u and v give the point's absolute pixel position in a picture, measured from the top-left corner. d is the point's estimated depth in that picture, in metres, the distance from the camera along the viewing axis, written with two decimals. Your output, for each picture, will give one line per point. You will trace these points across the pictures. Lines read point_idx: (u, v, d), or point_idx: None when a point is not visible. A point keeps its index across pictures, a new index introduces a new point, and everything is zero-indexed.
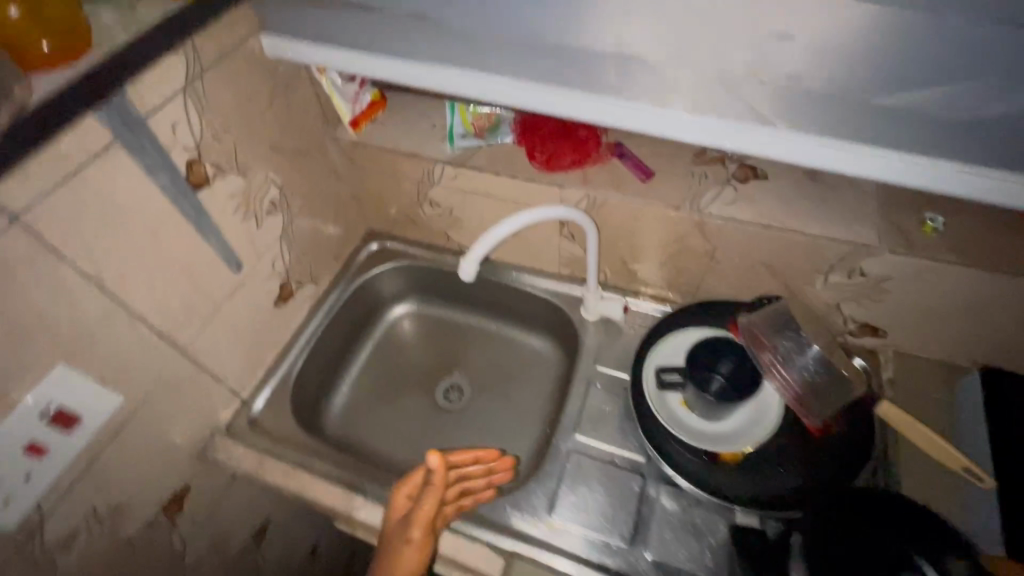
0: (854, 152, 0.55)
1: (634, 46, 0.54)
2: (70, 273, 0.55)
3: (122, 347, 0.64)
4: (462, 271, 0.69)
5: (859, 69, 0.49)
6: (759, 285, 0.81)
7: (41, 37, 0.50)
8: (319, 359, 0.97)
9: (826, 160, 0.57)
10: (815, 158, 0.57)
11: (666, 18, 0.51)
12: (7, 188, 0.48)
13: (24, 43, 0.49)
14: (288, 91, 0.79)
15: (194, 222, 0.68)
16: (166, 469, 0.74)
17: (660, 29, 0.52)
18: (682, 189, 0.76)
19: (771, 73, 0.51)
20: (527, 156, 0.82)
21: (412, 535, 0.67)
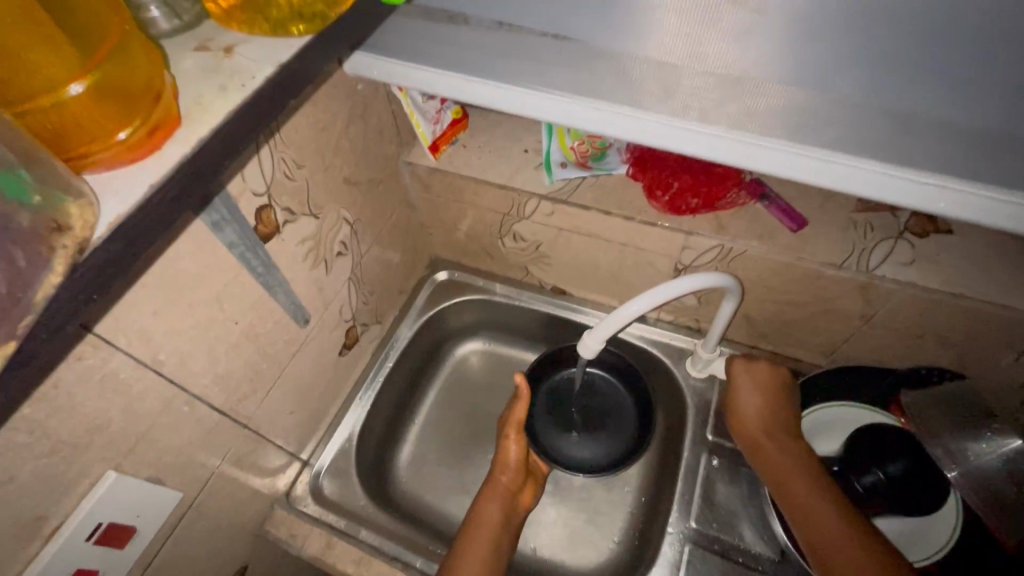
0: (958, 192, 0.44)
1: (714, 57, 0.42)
2: (126, 365, 0.44)
3: (181, 435, 0.53)
4: (581, 347, 0.61)
5: (973, 90, 0.38)
6: (922, 355, 0.67)
7: (107, 121, 0.25)
8: (384, 408, 0.86)
9: (919, 198, 0.46)
10: (903, 195, 0.46)
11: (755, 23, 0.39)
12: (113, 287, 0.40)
13: (83, 133, 0.25)
14: (364, 112, 0.66)
15: (261, 278, 0.57)
16: (223, 554, 0.65)
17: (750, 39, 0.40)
18: (843, 242, 0.62)
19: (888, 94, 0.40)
20: (645, 193, 0.69)
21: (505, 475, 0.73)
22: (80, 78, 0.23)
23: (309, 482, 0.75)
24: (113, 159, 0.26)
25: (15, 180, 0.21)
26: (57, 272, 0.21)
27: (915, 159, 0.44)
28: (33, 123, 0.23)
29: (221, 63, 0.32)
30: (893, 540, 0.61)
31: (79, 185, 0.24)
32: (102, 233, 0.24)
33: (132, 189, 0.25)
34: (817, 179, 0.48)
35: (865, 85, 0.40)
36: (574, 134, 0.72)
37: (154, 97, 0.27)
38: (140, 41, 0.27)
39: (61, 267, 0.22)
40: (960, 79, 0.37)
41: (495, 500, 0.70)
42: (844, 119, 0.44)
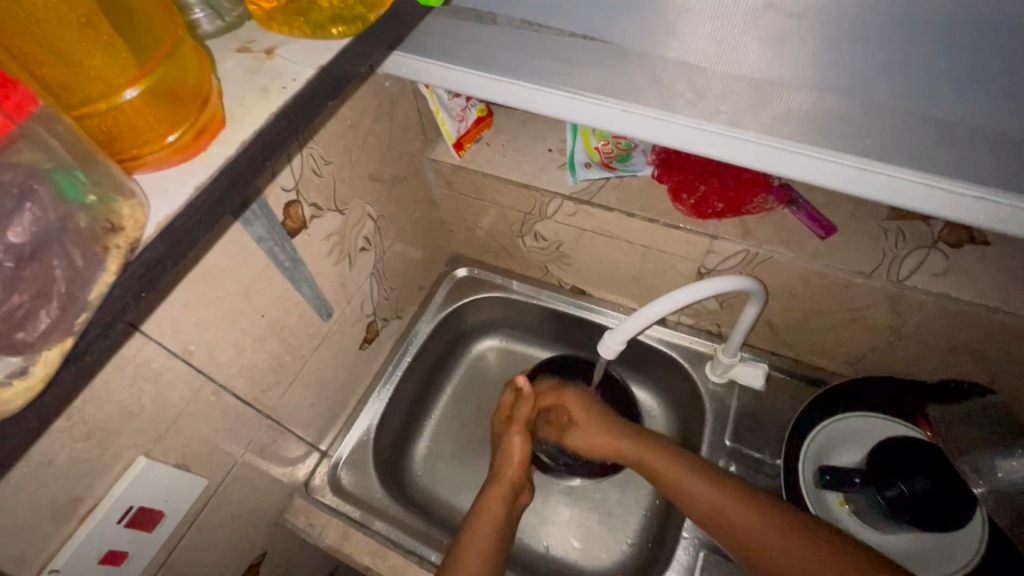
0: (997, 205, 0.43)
1: (743, 64, 0.42)
2: (159, 354, 0.46)
3: (209, 424, 0.54)
4: (603, 347, 0.61)
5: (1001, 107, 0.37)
6: (950, 368, 0.66)
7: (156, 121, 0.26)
8: (402, 402, 0.87)
9: (955, 210, 0.45)
10: (944, 207, 0.45)
11: (785, 33, 0.38)
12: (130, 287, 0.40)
13: (136, 132, 0.26)
14: (391, 109, 0.66)
15: (288, 272, 0.58)
16: (243, 541, 0.67)
17: (780, 47, 0.39)
18: (872, 250, 0.61)
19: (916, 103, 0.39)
20: (670, 196, 0.68)
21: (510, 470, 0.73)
22: (136, 82, 0.24)
23: (327, 473, 0.76)
24: (161, 159, 0.26)
25: (72, 180, 0.22)
26: (110, 271, 0.22)
27: (957, 169, 0.43)
28: (89, 124, 0.24)
29: (261, 63, 0.33)
30: (906, 556, 0.62)
31: (131, 185, 0.24)
32: (152, 232, 0.24)
33: (180, 191, 0.26)
34: (848, 187, 0.47)
35: (908, 92, 0.39)
36: (598, 135, 0.72)
37: (202, 99, 0.28)
38: (189, 46, 0.28)
39: (114, 266, 0.23)
40: (1011, 88, 0.35)
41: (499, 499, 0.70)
42: (881, 127, 0.42)
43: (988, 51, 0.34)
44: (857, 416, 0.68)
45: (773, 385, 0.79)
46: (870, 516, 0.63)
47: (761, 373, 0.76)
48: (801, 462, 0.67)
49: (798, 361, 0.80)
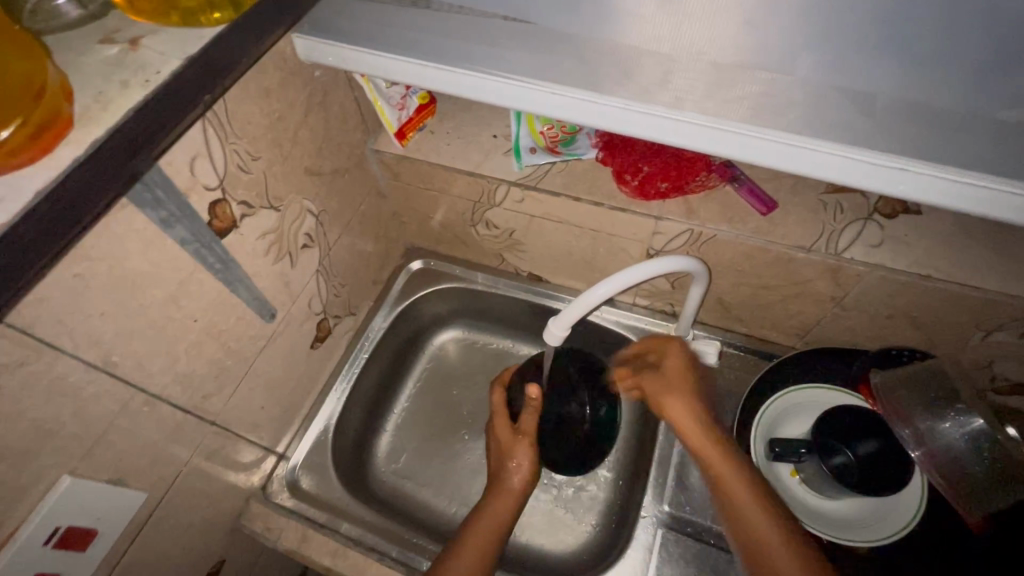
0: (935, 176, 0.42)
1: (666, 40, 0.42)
2: (75, 368, 0.43)
3: (143, 436, 0.52)
4: (547, 334, 0.60)
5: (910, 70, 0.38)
6: (892, 336, 0.68)
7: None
8: (362, 400, 0.86)
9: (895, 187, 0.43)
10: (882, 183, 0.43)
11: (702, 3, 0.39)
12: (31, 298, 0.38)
13: None
14: (325, 99, 0.64)
15: (220, 274, 0.55)
16: (197, 552, 0.65)
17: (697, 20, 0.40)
18: (811, 224, 0.61)
19: (830, 73, 0.40)
20: (615, 178, 0.68)
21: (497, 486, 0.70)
22: None
23: (285, 476, 0.75)
24: None
25: None
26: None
27: (877, 140, 0.42)
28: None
29: (126, 56, 0.34)
30: (858, 519, 0.62)
31: None
32: None
33: (8, 204, 0.27)
34: (778, 163, 0.45)
35: (821, 63, 0.39)
36: (543, 118, 0.68)
37: (36, 93, 0.28)
38: (12, 34, 0.28)
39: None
40: (905, 43, 0.36)
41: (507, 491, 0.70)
42: (804, 99, 0.42)
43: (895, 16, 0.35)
44: (811, 389, 0.69)
45: (726, 361, 0.80)
46: (818, 483, 0.64)
47: (714, 350, 0.78)
48: (754, 436, 0.67)
49: (751, 336, 0.81)
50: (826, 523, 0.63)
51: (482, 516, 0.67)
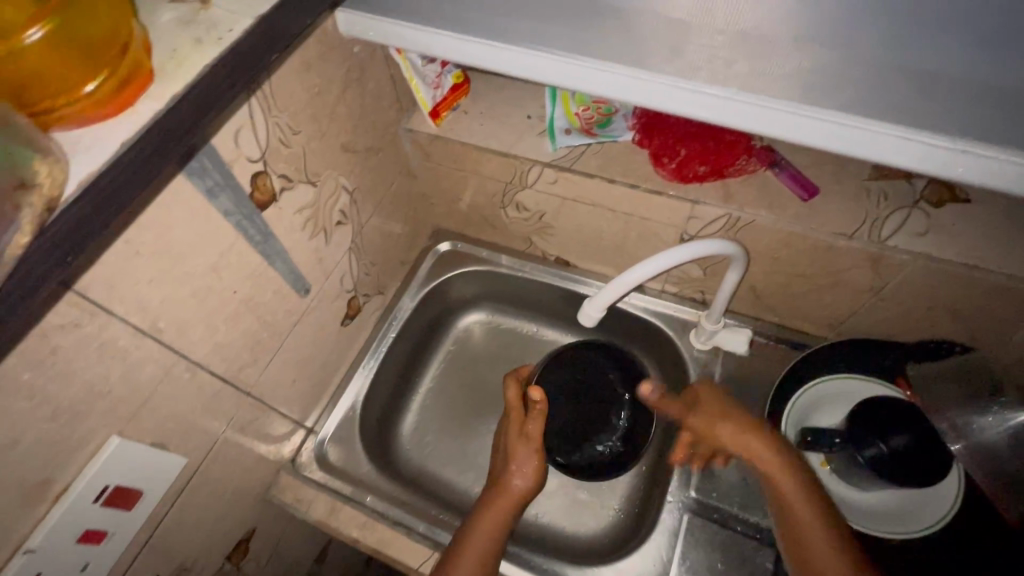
0: (987, 159, 0.41)
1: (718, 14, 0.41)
2: (124, 333, 0.44)
3: (185, 402, 0.53)
4: (583, 316, 0.61)
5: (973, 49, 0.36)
6: (932, 328, 0.66)
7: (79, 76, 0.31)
8: (389, 378, 0.87)
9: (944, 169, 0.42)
10: (930, 165, 0.42)
11: None
12: (86, 261, 0.39)
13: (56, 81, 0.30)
14: (362, 75, 0.64)
15: (260, 247, 0.56)
16: (231, 519, 0.67)
17: None
18: (854, 211, 0.60)
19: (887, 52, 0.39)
20: (651, 161, 0.67)
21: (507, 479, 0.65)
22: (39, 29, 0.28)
23: (314, 450, 0.76)
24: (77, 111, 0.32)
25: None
26: (22, 233, 0.27)
27: (934, 122, 0.41)
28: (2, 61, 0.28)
29: (198, 14, 0.39)
30: (887, 511, 0.62)
31: (44, 142, 0.30)
32: None
33: (98, 151, 0.33)
34: (827, 144, 0.44)
35: (881, 40, 0.38)
36: (577, 100, 0.69)
37: (120, 50, 0.33)
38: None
39: (26, 227, 0.27)
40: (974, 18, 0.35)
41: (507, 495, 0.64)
42: (858, 77, 0.41)
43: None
44: (842, 377, 0.68)
45: (756, 350, 0.80)
46: (849, 475, 0.63)
47: (744, 339, 0.77)
48: (784, 423, 0.68)
49: (782, 326, 0.80)
50: (857, 513, 0.63)
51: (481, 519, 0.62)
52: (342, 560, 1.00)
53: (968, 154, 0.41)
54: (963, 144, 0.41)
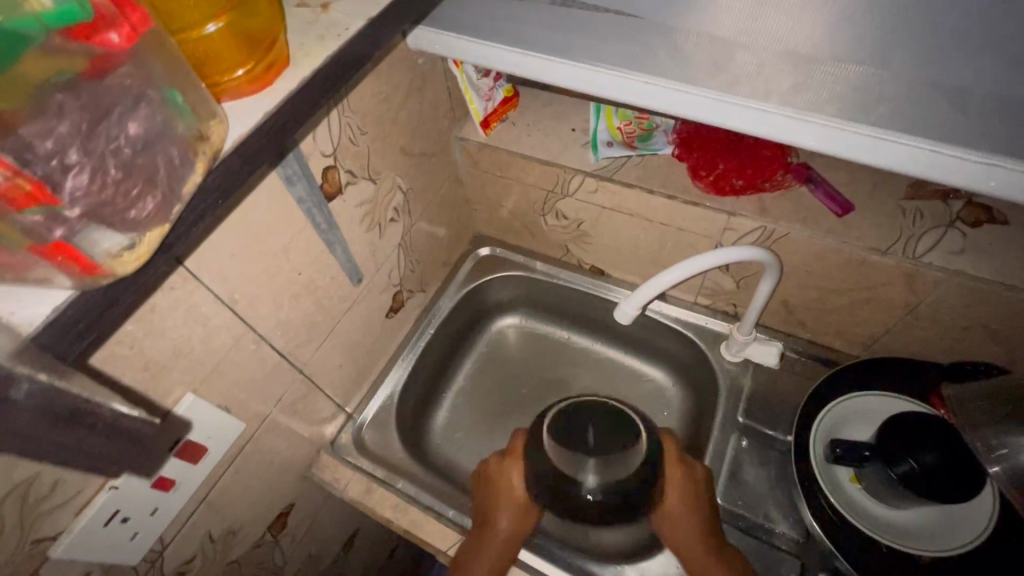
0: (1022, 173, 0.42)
1: (760, 35, 0.45)
2: (208, 300, 0.50)
3: (248, 370, 0.58)
4: (619, 314, 0.66)
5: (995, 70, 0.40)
6: (967, 349, 0.66)
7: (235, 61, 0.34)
8: (424, 373, 0.91)
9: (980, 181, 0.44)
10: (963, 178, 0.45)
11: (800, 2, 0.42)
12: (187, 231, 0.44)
13: (213, 62, 0.34)
14: (423, 85, 0.70)
15: (323, 235, 0.62)
16: (274, 491, 0.71)
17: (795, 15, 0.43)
18: (889, 228, 0.62)
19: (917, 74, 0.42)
20: (690, 173, 0.70)
21: (496, 523, 0.67)
22: (215, 19, 0.32)
23: (352, 434, 0.80)
24: (234, 91, 0.34)
25: (173, 97, 0.29)
26: (198, 173, 0.29)
27: (964, 135, 0.44)
28: (188, 49, 0.32)
29: (318, 16, 0.40)
30: (913, 528, 0.63)
31: (217, 107, 0.32)
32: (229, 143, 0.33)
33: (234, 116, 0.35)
34: (863, 157, 0.47)
35: (918, 60, 0.42)
36: (621, 116, 0.74)
37: (268, 43, 0.35)
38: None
39: (201, 168, 0.30)
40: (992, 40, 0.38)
41: (496, 543, 0.65)
42: (893, 94, 0.44)
43: (1006, 22, 0.37)
44: (875, 394, 0.69)
45: (786, 365, 0.80)
46: (878, 490, 0.64)
47: (775, 352, 0.78)
48: (812, 435, 0.68)
49: (814, 342, 0.81)
50: (885, 530, 0.63)
51: (468, 564, 0.64)
52: (367, 550, 1.03)
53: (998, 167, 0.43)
54: (991, 158, 0.43)
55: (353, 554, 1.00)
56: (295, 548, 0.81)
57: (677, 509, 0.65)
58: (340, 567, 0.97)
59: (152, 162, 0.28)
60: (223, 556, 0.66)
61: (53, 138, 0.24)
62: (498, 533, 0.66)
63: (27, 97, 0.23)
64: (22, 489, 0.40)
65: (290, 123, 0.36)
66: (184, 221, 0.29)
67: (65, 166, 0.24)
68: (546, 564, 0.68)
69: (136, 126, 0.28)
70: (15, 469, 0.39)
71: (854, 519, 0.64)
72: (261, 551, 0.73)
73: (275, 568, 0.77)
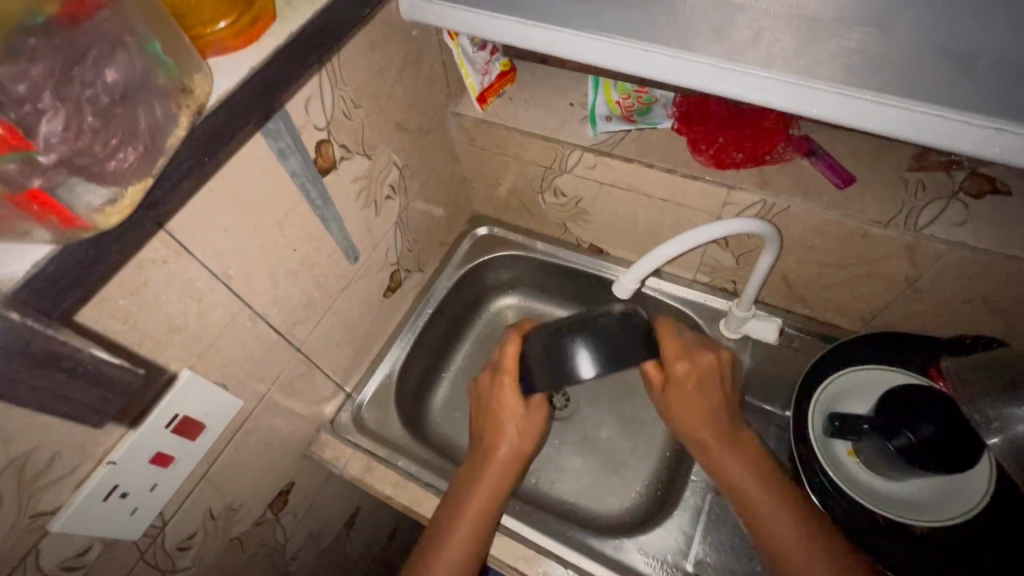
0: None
1: None
2: (201, 275, 0.49)
3: (245, 348, 0.58)
4: (617, 289, 0.66)
5: None
6: (968, 323, 0.66)
7: (218, 13, 0.33)
8: (423, 353, 0.90)
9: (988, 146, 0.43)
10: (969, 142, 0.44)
11: None
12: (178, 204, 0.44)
13: (195, 13, 0.33)
14: (418, 57, 0.68)
15: (319, 211, 0.61)
16: (275, 469, 0.72)
17: None
18: (891, 200, 0.61)
19: None
20: (689, 147, 0.69)
21: (504, 428, 0.67)
22: None
23: (352, 413, 0.81)
24: (221, 44, 0.34)
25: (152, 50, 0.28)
26: (182, 127, 0.29)
27: (976, 102, 0.42)
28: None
29: None
30: (909, 500, 0.64)
31: (198, 59, 0.31)
32: (217, 106, 0.32)
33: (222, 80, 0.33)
34: (868, 125, 0.46)
35: (925, 22, 0.43)
36: (619, 89, 0.73)
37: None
38: None
39: (184, 122, 0.29)
40: None
41: (502, 457, 0.66)
42: (896, 55, 0.43)
43: None
44: (873, 368, 0.69)
45: (785, 341, 0.80)
46: (876, 464, 0.64)
47: (773, 327, 0.78)
48: (812, 409, 0.68)
49: (813, 319, 0.81)
50: (880, 501, 0.64)
51: (481, 476, 0.65)
52: (369, 530, 1.04)
53: (1004, 128, 0.42)
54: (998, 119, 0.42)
55: (355, 534, 1.01)
56: (297, 526, 0.82)
57: (683, 402, 0.66)
58: (342, 546, 0.98)
59: (132, 114, 0.28)
60: (224, 534, 0.66)
61: (26, 81, 0.24)
62: (507, 442, 0.67)
63: None
64: (19, 462, 0.40)
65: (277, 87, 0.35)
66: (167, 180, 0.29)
67: (39, 109, 0.24)
68: (546, 538, 0.68)
69: (114, 72, 0.27)
70: (12, 442, 0.39)
71: (851, 491, 0.64)
72: (262, 528, 0.74)
73: (277, 545, 0.78)
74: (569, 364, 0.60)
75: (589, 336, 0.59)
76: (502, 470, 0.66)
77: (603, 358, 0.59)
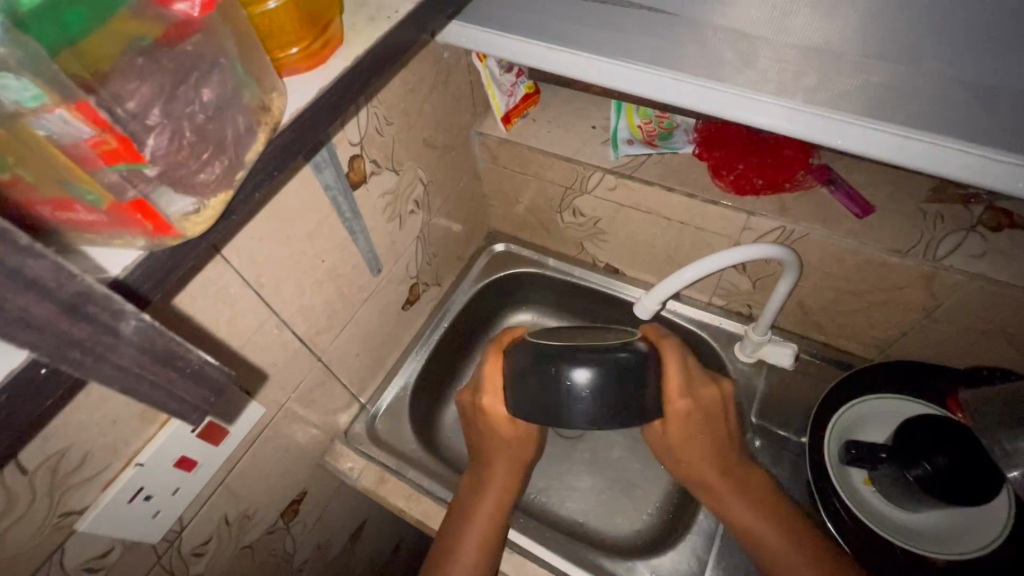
0: None
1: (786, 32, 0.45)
2: (236, 282, 0.50)
3: (270, 354, 0.59)
4: (638, 307, 0.67)
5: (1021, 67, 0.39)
6: (987, 354, 0.66)
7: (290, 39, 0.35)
8: (437, 366, 0.91)
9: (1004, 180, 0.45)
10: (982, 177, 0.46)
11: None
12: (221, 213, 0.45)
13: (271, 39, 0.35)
14: (448, 77, 0.70)
15: (348, 224, 0.62)
16: (289, 477, 0.72)
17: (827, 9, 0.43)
18: (911, 230, 0.62)
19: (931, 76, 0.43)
20: (710, 172, 0.71)
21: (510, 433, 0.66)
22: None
23: (365, 424, 0.81)
24: (292, 67, 0.36)
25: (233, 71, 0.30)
26: (260, 142, 0.31)
27: (998, 138, 0.44)
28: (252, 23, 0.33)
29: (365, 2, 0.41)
30: (926, 531, 0.64)
31: (272, 79, 0.33)
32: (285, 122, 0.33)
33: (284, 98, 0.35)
34: (887, 156, 0.48)
35: (948, 57, 0.41)
36: (641, 114, 0.75)
37: (325, 24, 0.36)
38: None
39: (262, 138, 0.31)
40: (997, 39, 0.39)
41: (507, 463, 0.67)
42: (916, 91, 0.45)
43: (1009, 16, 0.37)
44: (890, 397, 0.69)
45: (800, 367, 0.81)
46: (892, 494, 0.64)
47: (789, 353, 0.78)
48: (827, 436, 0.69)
49: (828, 345, 0.81)
50: (896, 531, 0.64)
51: (486, 486, 0.66)
52: (374, 543, 1.04)
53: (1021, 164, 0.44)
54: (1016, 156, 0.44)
55: (360, 547, 1.00)
56: (306, 536, 0.82)
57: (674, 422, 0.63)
58: (348, 559, 0.97)
59: (222, 129, 0.29)
60: (236, 541, 0.66)
61: (135, 99, 0.26)
62: (511, 452, 0.67)
63: (109, 60, 0.25)
64: (53, 460, 0.41)
65: (336, 106, 0.37)
66: (241, 191, 0.30)
67: (146, 125, 0.26)
68: (557, 558, 0.68)
69: (211, 91, 0.29)
70: (49, 440, 0.40)
71: (867, 520, 0.64)
72: (273, 537, 0.74)
73: (285, 554, 0.78)
74: (561, 381, 0.53)
75: (588, 358, 0.52)
76: (505, 487, 0.66)
77: (609, 389, 0.52)
